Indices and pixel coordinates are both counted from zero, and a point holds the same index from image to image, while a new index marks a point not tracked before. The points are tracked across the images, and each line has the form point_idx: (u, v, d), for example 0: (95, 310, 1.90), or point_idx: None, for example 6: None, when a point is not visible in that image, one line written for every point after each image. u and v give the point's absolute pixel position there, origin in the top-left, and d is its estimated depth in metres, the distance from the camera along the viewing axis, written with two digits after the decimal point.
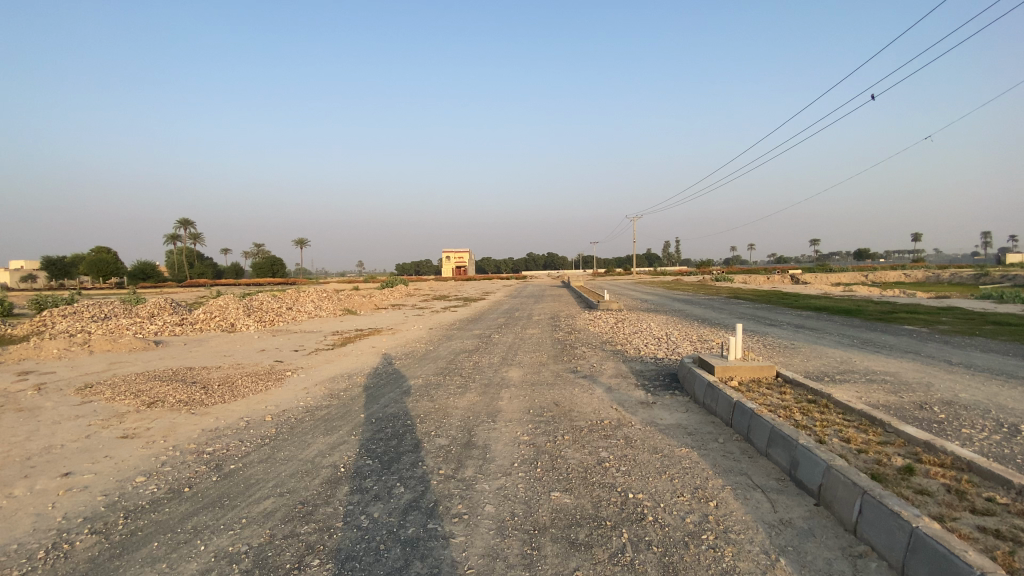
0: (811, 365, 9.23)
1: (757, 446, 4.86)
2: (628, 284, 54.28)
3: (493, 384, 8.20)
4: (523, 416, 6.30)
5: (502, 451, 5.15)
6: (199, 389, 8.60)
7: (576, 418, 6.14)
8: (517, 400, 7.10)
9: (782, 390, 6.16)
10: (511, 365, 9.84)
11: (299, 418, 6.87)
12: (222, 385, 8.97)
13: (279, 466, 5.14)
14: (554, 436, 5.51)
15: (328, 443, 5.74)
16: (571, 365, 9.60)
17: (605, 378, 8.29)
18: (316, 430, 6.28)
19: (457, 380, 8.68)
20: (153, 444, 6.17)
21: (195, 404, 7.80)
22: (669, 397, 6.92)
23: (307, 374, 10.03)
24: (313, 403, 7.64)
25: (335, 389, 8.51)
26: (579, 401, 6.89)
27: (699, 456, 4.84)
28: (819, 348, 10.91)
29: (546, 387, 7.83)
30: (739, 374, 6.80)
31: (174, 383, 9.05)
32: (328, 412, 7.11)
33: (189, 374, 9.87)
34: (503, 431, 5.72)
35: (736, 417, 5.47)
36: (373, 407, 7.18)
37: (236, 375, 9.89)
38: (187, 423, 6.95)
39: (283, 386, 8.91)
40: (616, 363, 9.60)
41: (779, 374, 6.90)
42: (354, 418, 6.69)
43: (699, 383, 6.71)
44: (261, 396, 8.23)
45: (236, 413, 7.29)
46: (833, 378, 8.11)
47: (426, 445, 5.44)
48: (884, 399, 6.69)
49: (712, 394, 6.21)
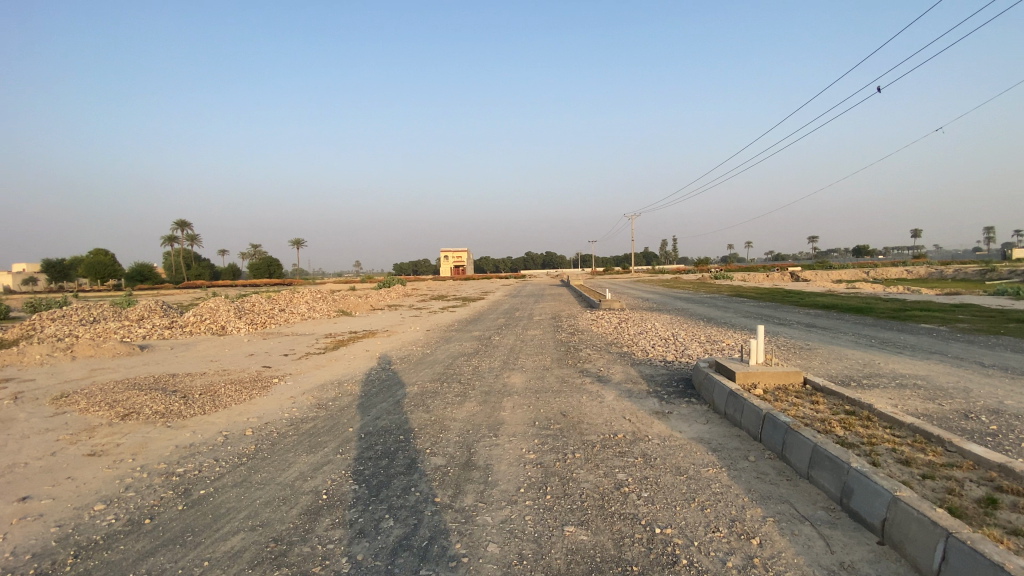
0: (834, 368, 8.64)
1: (797, 466, 4.28)
2: (627, 282, 53.72)
3: (494, 392, 7.60)
4: (528, 429, 5.70)
5: (506, 473, 4.55)
6: (179, 399, 7.96)
7: (587, 431, 5.55)
8: (521, 410, 6.49)
9: (814, 399, 5.59)
10: (513, 370, 9.21)
11: (282, 433, 6.27)
12: (204, 394, 8.33)
13: (254, 493, 4.54)
14: (563, 454, 4.92)
15: (311, 464, 5.15)
16: (578, 370, 8.99)
17: (615, 384, 7.68)
18: (300, 447, 5.68)
19: (455, 387, 8.05)
20: (120, 465, 5.41)
21: (174, 416, 7.16)
22: (686, 406, 6.32)
23: (297, 381, 9.39)
24: (299, 415, 7.04)
25: (324, 399, 7.89)
26: (588, 411, 6.29)
27: (730, 478, 4.26)
28: (837, 349, 10.34)
29: (552, 395, 7.22)
30: (763, 380, 6.22)
31: (152, 392, 8.38)
32: (315, 426, 6.50)
33: (171, 383, 9.22)
34: (506, 449, 5.13)
35: (767, 431, 4.89)
36: (363, 420, 6.58)
37: (220, 383, 9.22)
38: (161, 438, 6.30)
39: (269, 396, 8.29)
40: (625, 367, 8.99)
41: (806, 380, 6.31)
42: (342, 433, 6.09)
43: (720, 390, 6.13)
44: (245, 407, 7.59)
45: (216, 427, 6.67)
46: (860, 383, 7.53)
47: (420, 466, 4.84)
48: (923, 408, 6.11)
49: (736, 403, 5.63)
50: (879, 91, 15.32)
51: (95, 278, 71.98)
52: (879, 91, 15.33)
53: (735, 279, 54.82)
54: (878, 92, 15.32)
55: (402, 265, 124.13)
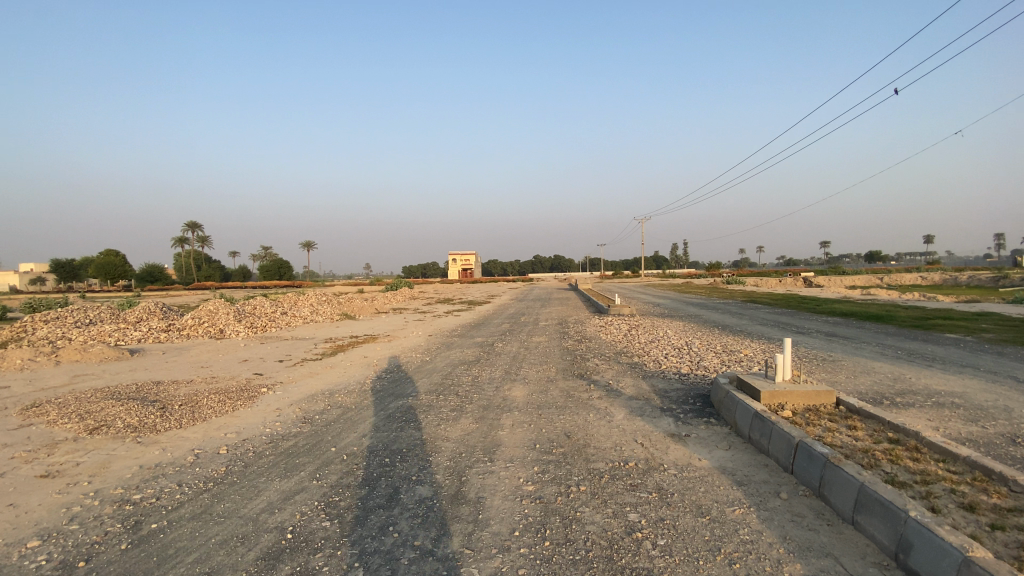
0: (862, 384, 7.94)
1: (839, 509, 3.66)
2: (637, 287, 53.06)
3: (493, 407, 7.00)
4: (527, 454, 5.09)
5: (499, 510, 3.96)
6: (156, 411, 7.43)
7: (594, 458, 4.94)
8: (521, 430, 5.88)
9: (851, 424, 4.93)
10: (515, 382, 8.59)
11: (258, 452, 5.72)
12: (183, 406, 7.80)
13: (211, 528, 3.98)
14: (565, 486, 4.32)
15: (282, 492, 4.58)
16: (584, 382, 8.36)
17: (624, 400, 7.05)
18: (274, 470, 5.12)
19: (451, 401, 7.45)
20: (72, 489, 4.88)
21: (146, 431, 6.63)
22: (705, 429, 5.70)
23: (285, 391, 8.83)
24: (280, 431, 6.48)
25: (311, 412, 7.33)
26: (595, 433, 5.67)
27: (761, 523, 3.64)
28: (863, 362, 9.62)
29: (556, 412, 6.61)
30: (791, 401, 5.58)
31: (129, 402, 7.86)
32: (296, 444, 5.93)
33: (152, 392, 8.70)
34: (501, 478, 4.54)
35: (801, 463, 4.28)
36: (349, 438, 6.01)
37: (204, 393, 8.69)
38: (126, 456, 5.77)
39: (253, 407, 7.74)
40: (636, 379, 8.35)
41: (839, 401, 5.66)
42: (324, 453, 5.53)
43: (743, 411, 5.52)
44: (225, 420, 7.05)
45: (188, 444, 6.13)
46: (893, 402, 6.85)
47: (403, 498, 4.25)
48: (970, 431, 5.43)
49: (763, 428, 5.01)
50: (895, 92, 14.63)
51: (105, 279, 72.19)
52: (896, 92, 14.63)
53: (746, 283, 53.97)
54: (895, 92, 14.63)
55: (411, 268, 123.82)
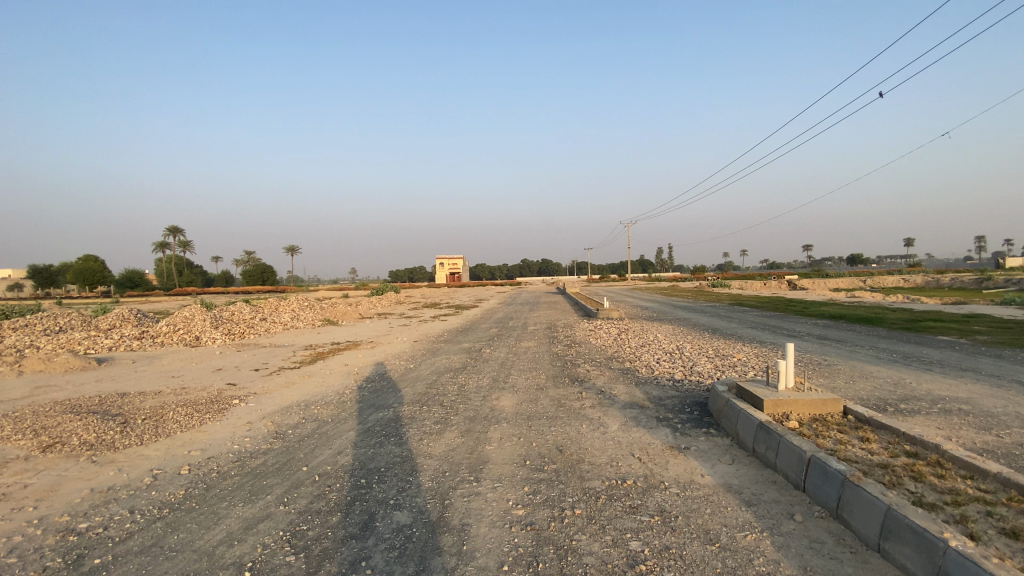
0: (863, 390, 7.64)
1: (863, 535, 3.31)
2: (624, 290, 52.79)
3: (479, 418, 6.58)
4: (517, 472, 4.68)
5: (485, 539, 3.55)
6: (118, 426, 6.91)
7: (589, 475, 4.55)
8: (510, 445, 5.46)
9: (863, 436, 4.60)
10: (503, 390, 8.16)
11: (223, 472, 5.25)
12: (147, 420, 7.29)
13: (161, 564, 3.52)
14: (559, 510, 3.92)
15: (245, 520, 4.13)
16: (576, 390, 7.96)
17: (618, 409, 6.66)
18: (239, 494, 4.67)
19: (436, 412, 7.00)
20: (13, 517, 4.38)
21: (104, 448, 6.12)
22: (705, 440, 5.33)
23: (259, 402, 8.32)
24: (249, 448, 6.01)
25: (284, 426, 6.85)
26: (589, 446, 5.28)
27: (777, 551, 3.28)
28: (860, 366, 9.34)
29: (546, 423, 6.20)
30: (797, 411, 5.23)
31: (90, 416, 7.32)
32: (265, 462, 5.48)
33: (116, 405, 8.17)
34: (489, 501, 4.13)
35: (816, 481, 3.94)
36: (323, 456, 5.56)
37: (172, 406, 8.15)
38: (79, 479, 5.25)
39: (223, 421, 7.25)
40: (629, 386, 7.97)
41: (846, 410, 5.33)
42: (295, 473, 5.09)
43: (745, 422, 5.17)
44: (192, 436, 6.55)
45: (148, 463, 5.63)
46: (898, 409, 6.54)
47: (379, 526, 3.83)
48: (985, 439, 5.12)
49: (769, 440, 4.66)
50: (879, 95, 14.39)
51: (83, 284, 70.52)
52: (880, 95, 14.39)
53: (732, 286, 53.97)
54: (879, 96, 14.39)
55: (397, 273, 123.02)
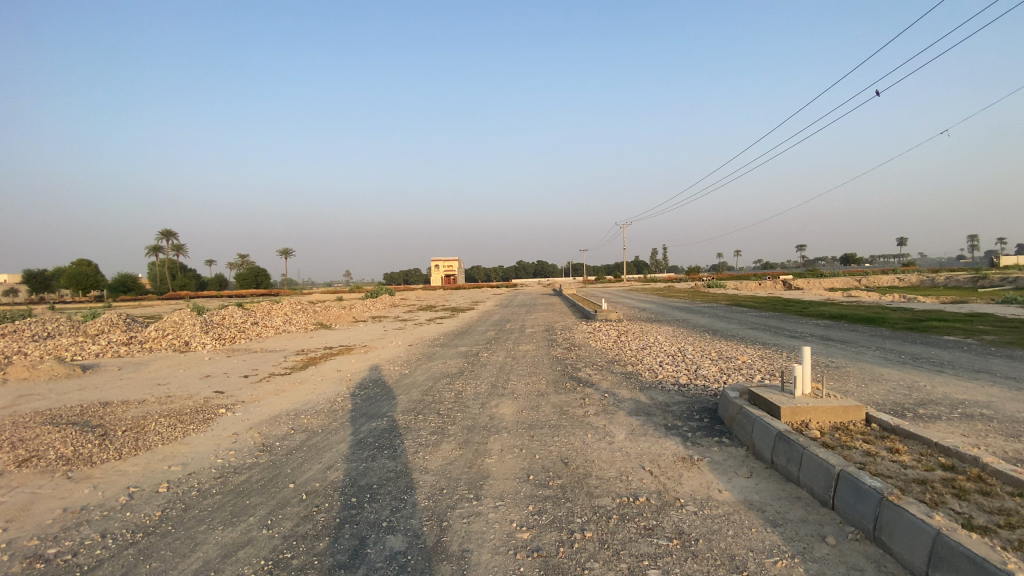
0: (877, 394, 7.34)
1: (908, 562, 3.00)
2: (619, 292, 52.55)
3: (477, 428, 6.22)
4: (519, 489, 4.33)
5: (489, 569, 3.20)
6: (96, 437, 6.51)
7: (599, 492, 4.20)
8: (511, 458, 5.11)
9: (893, 448, 4.31)
10: (502, 397, 7.81)
11: (204, 490, 4.87)
12: (129, 431, 6.90)
13: None
14: (567, 534, 3.57)
15: (225, 546, 3.76)
16: (579, 396, 7.61)
17: (625, 417, 6.32)
18: (219, 516, 4.30)
19: (432, 422, 6.64)
20: None
21: (80, 462, 5.67)
22: (719, 451, 4.99)
23: (247, 412, 7.93)
24: (234, 462, 5.64)
25: (272, 438, 6.48)
26: (595, 459, 4.94)
27: None
28: (871, 369, 9.05)
29: (548, 432, 5.86)
30: (817, 419, 4.92)
31: (68, 426, 6.92)
32: (250, 479, 5.11)
33: (97, 415, 7.77)
34: (491, 524, 3.77)
35: (847, 499, 3.63)
36: (312, 471, 5.20)
37: (155, 416, 7.74)
38: (53, 496, 4.78)
39: (208, 432, 6.87)
40: (634, 392, 7.63)
41: (869, 417, 5.02)
42: (281, 491, 4.72)
43: (763, 431, 4.83)
44: (174, 449, 6.17)
45: (125, 479, 5.23)
46: (918, 415, 6.24)
47: (371, 554, 3.48)
48: (1017, 448, 4.82)
49: (790, 452, 4.33)
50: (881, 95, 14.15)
51: (75, 289, 69.59)
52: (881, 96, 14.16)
53: (730, 287, 53.88)
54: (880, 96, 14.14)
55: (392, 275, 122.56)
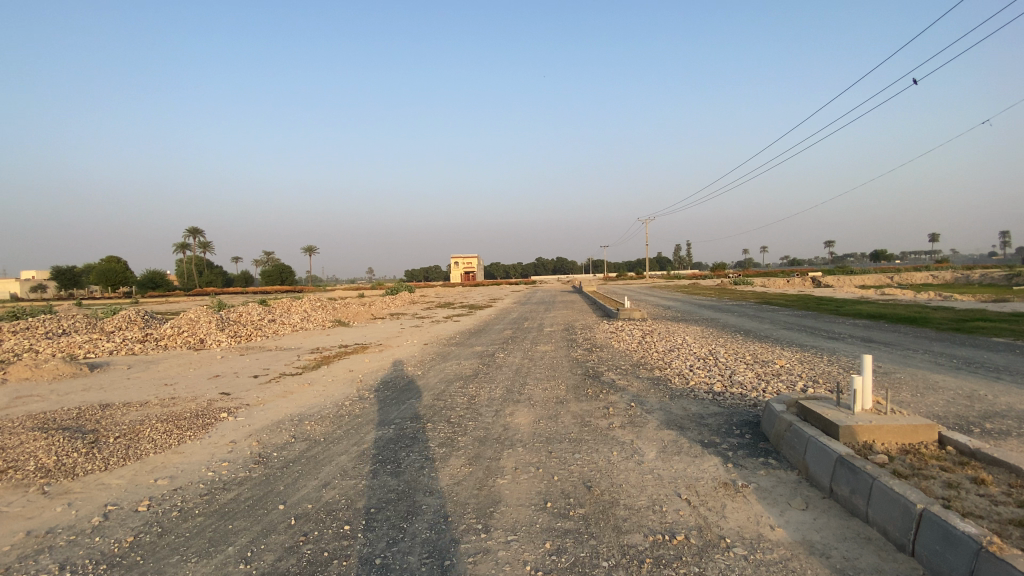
0: (936, 404, 6.57)
1: None
2: (643, 289, 51.43)
3: (491, 440, 5.67)
4: (536, 520, 3.75)
5: None
6: (83, 445, 6.11)
7: (629, 527, 3.60)
8: (527, 478, 4.53)
9: (977, 477, 3.60)
10: (518, 405, 7.22)
11: (184, 512, 4.39)
12: (121, 438, 6.50)
13: None
14: None
15: None
16: (602, 403, 7.01)
17: (655, 431, 5.69)
18: (195, 544, 3.80)
19: (442, 432, 6.11)
20: None
21: (60, 476, 5.27)
22: (766, 475, 4.35)
23: (248, 416, 7.50)
24: (224, 477, 5.17)
25: (269, 447, 6.01)
26: (624, 483, 4.33)
27: None
28: (922, 375, 8.25)
29: (570, 448, 5.28)
30: (881, 439, 4.23)
31: (59, 432, 6.56)
32: (237, 498, 4.62)
33: (92, 419, 7.41)
34: (501, 566, 3.20)
35: (931, 546, 2.97)
36: (307, 488, 4.70)
37: (152, 420, 7.36)
38: (18, 517, 4.36)
39: (204, 439, 6.43)
40: (663, 400, 6.99)
41: (941, 438, 4.30)
42: (269, 513, 4.22)
43: (819, 453, 4.18)
44: (164, 460, 5.74)
45: (104, 496, 4.80)
46: (989, 429, 5.48)
47: None
48: None
49: (855, 481, 3.67)
50: (916, 82, 13.16)
51: (105, 285, 70.94)
52: (916, 83, 13.16)
53: (755, 284, 52.47)
54: (915, 83, 13.14)
55: (413, 273, 122.91)
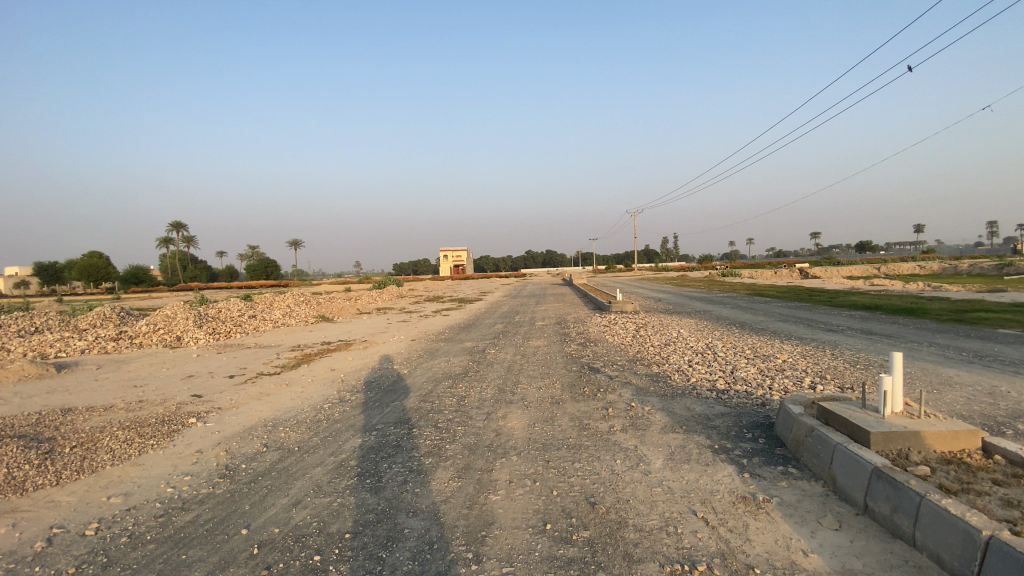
0: (957, 402, 6.16)
1: None
2: (632, 281, 50.84)
3: (482, 448, 5.17)
4: (535, 546, 3.27)
5: None
6: (34, 456, 5.53)
7: (643, 556, 3.12)
8: (523, 494, 4.05)
9: None
10: (510, 406, 6.72)
11: (135, 537, 3.86)
12: (78, 447, 5.92)
13: None
14: None
15: None
16: (600, 404, 6.54)
17: (660, 435, 5.22)
18: None
19: (428, 439, 5.61)
20: None
21: (2, 493, 4.70)
22: (789, 488, 3.90)
23: (220, 421, 6.95)
24: (187, 493, 4.63)
25: (239, 458, 5.48)
26: (631, 499, 3.85)
27: None
28: (933, 370, 7.86)
29: (569, 456, 4.80)
30: (919, 447, 3.80)
31: (9, 442, 5.95)
32: (198, 519, 4.10)
33: (48, 426, 6.81)
34: None
35: None
36: (276, 508, 4.18)
37: (115, 427, 6.79)
38: None
39: (168, 449, 5.87)
40: (665, 400, 6.54)
41: (983, 445, 3.87)
42: (230, 540, 3.69)
43: (848, 464, 3.74)
44: (122, 473, 5.19)
45: (49, 517, 4.25)
46: (1020, 431, 5.07)
47: None
48: None
49: (897, 498, 3.22)
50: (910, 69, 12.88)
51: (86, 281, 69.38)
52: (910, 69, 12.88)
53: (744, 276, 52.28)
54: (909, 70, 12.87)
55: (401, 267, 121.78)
